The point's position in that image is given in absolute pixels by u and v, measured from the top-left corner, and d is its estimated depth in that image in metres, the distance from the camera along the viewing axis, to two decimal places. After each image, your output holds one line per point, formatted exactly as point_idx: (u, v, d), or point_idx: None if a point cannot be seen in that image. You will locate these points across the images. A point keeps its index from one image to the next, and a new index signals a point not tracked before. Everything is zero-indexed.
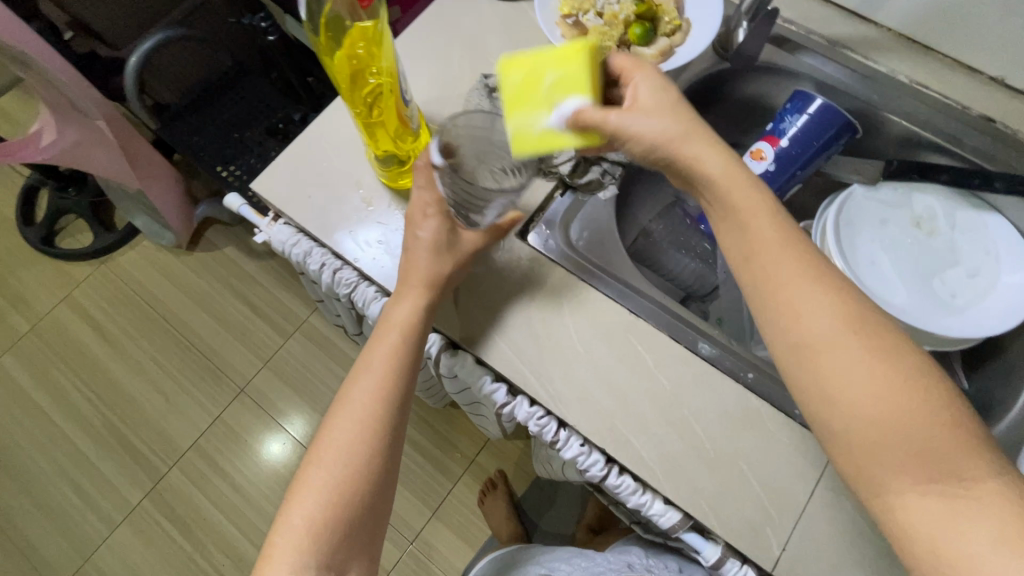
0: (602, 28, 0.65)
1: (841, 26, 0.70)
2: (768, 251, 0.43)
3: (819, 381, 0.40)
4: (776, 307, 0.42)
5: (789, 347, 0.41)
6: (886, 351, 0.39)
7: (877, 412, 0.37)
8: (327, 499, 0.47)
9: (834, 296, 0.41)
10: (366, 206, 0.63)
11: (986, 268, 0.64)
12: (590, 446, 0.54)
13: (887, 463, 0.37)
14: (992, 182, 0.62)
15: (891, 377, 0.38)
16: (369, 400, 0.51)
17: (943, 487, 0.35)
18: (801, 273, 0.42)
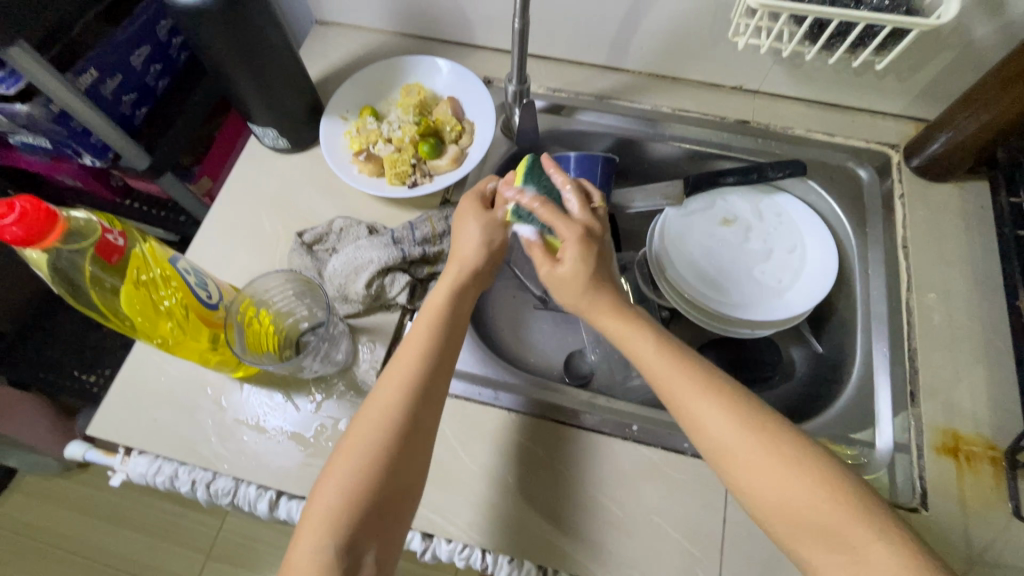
0: (393, 154, 0.69)
1: (602, 81, 0.78)
2: (664, 378, 0.48)
3: (735, 481, 0.44)
4: (687, 416, 0.47)
5: (710, 453, 0.46)
6: (775, 451, 0.43)
7: (784, 497, 0.42)
8: (330, 516, 0.44)
9: (730, 404, 0.46)
10: (218, 405, 0.60)
11: (794, 243, 0.73)
12: (519, 559, 0.53)
13: (803, 543, 0.42)
14: (767, 173, 0.71)
15: (796, 467, 0.43)
16: (419, 373, 0.50)
17: (847, 559, 0.40)
18: (689, 382, 0.47)
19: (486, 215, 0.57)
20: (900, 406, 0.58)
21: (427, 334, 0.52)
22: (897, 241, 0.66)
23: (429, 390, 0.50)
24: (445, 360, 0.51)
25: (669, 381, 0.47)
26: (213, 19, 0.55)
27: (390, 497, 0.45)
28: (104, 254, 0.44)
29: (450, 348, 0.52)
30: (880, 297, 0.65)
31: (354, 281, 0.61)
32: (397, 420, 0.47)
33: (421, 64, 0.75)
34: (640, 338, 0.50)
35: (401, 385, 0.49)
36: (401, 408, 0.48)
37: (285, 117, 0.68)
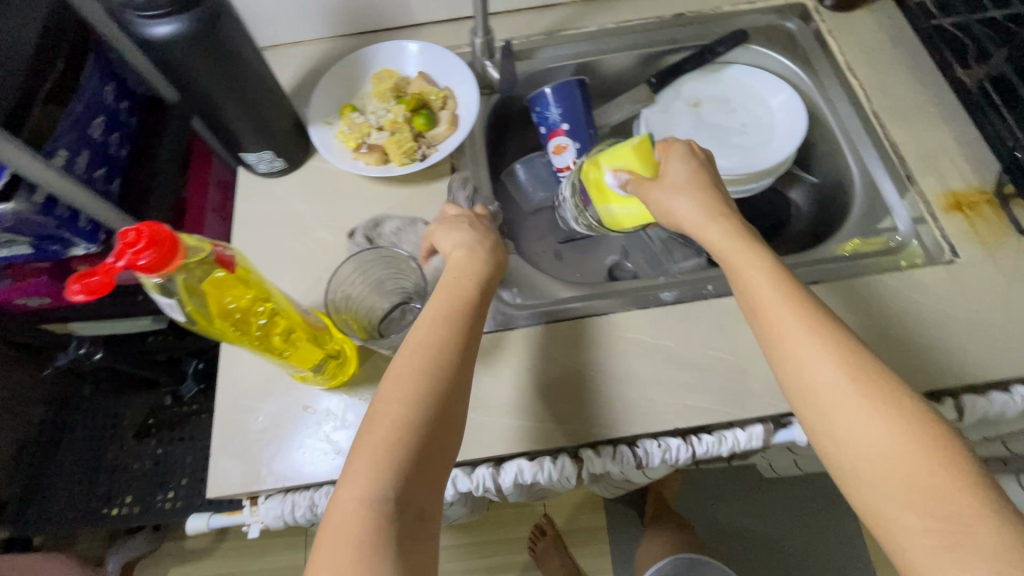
0: (392, 136, 0.70)
1: (545, 18, 0.82)
2: (777, 311, 0.49)
3: (825, 425, 0.45)
4: (788, 362, 0.47)
5: (801, 395, 0.47)
6: (888, 406, 0.44)
7: (873, 445, 0.43)
8: (375, 467, 0.44)
9: (837, 350, 0.46)
10: (327, 419, 0.59)
11: (760, 102, 0.81)
12: (664, 438, 0.58)
13: (889, 494, 0.41)
14: (717, 49, 0.80)
15: (895, 424, 0.43)
16: (436, 384, 0.48)
17: (939, 522, 0.39)
18: (806, 328, 0.47)
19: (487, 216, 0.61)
20: (903, 190, 0.67)
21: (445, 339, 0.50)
22: (843, 67, 0.76)
23: (462, 361, 0.50)
24: (475, 324, 0.53)
25: (782, 314, 0.48)
26: (193, 47, 0.54)
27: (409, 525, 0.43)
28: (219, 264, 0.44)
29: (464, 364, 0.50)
30: (850, 116, 0.74)
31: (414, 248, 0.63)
32: (411, 436, 0.46)
33: (381, 51, 0.76)
34: (753, 256, 0.52)
35: (433, 349, 0.50)
36: (414, 424, 0.46)
37: (274, 137, 0.67)
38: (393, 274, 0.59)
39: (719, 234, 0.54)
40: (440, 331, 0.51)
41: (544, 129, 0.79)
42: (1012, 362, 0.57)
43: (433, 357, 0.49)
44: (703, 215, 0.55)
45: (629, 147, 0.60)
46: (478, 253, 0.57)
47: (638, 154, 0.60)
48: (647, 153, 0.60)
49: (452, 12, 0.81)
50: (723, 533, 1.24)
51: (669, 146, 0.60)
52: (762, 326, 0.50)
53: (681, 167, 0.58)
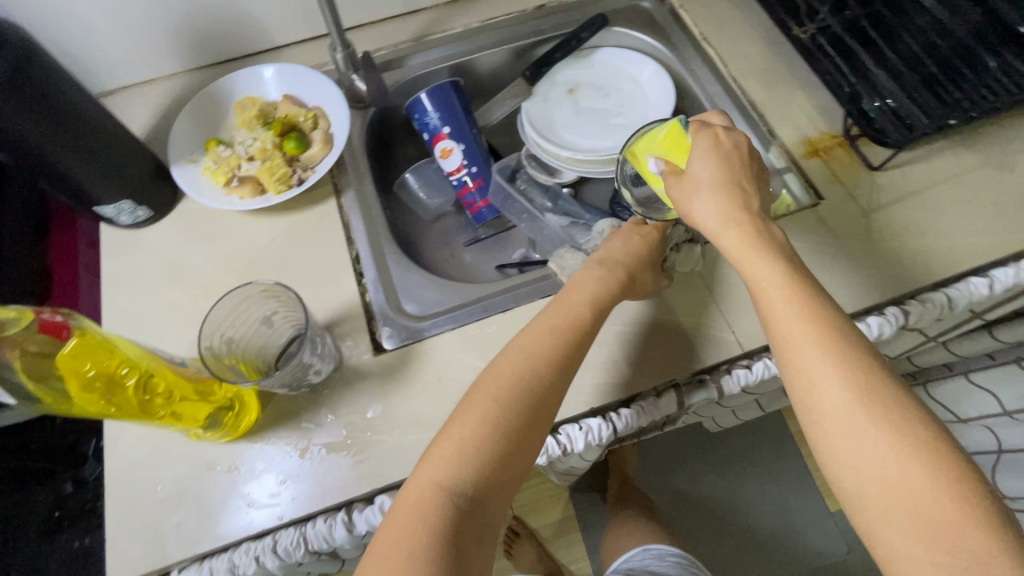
0: (264, 165, 0.67)
1: (410, 25, 0.82)
2: (787, 322, 0.44)
3: (829, 449, 0.41)
4: (797, 377, 0.43)
5: (808, 411, 0.42)
6: (899, 428, 0.39)
7: (884, 473, 0.38)
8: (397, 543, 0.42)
9: (850, 367, 0.41)
10: (236, 473, 0.55)
11: (630, 80, 0.84)
12: (586, 420, 0.58)
13: (894, 523, 0.37)
14: (582, 34, 0.82)
15: (909, 449, 0.38)
16: (495, 445, 0.46)
17: (945, 555, 0.35)
18: (822, 344, 0.42)
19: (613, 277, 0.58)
20: (767, 143, 0.72)
21: (523, 383, 0.49)
22: (698, 38, 0.80)
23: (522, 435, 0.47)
24: (548, 399, 0.49)
25: (791, 327, 0.44)
26: (2, 99, 0.49)
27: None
28: (48, 333, 0.42)
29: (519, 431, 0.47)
30: (711, 83, 0.78)
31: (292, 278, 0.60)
32: (434, 516, 0.43)
33: (241, 79, 0.73)
34: (763, 262, 0.47)
35: (493, 413, 0.47)
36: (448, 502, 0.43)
37: (130, 184, 0.63)
38: (278, 308, 0.55)
39: (728, 246, 0.49)
40: (503, 394, 0.48)
41: (427, 135, 0.79)
42: (883, 285, 0.61)
43: (492, 422, 0.47)
44: (737, 236, 0.49)
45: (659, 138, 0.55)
46: (550, 336, 0.53)
47: (672, 143, 0.54)
48: (678, 140, 0.54)
49: (312, 30, 0.79)
50: (685, 497, 1.28)
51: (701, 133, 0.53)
52: (771, 339, 0.45)
53: (710, 165, 0.51)
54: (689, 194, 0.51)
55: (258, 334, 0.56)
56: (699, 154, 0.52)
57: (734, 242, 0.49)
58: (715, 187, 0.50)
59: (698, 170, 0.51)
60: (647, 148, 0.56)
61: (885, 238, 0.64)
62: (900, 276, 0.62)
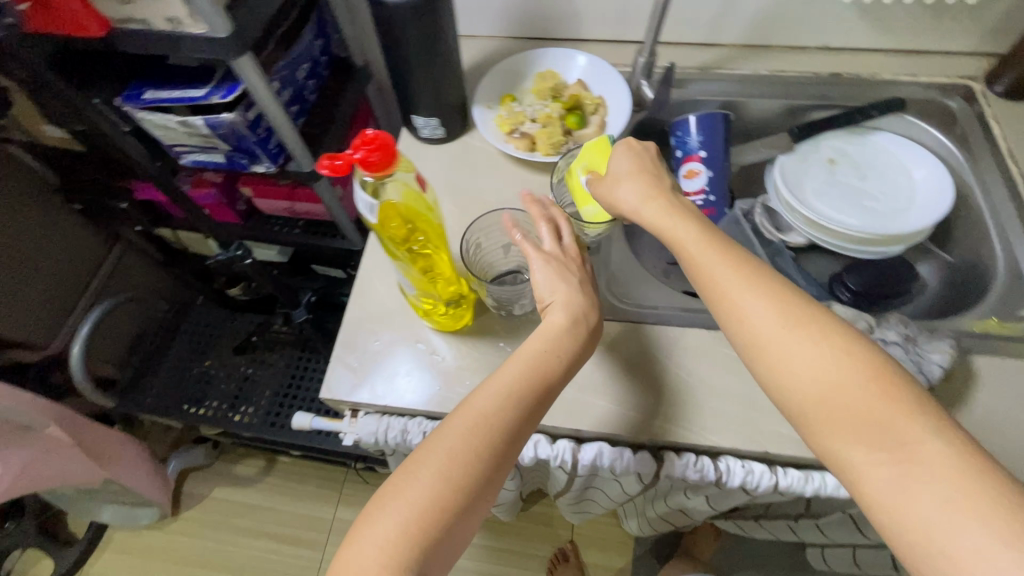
0: (544, 128, 0.77)
1: (703, 55, 0.88)
2: (716, 269, 0.48)
3: (832, 427, 0.42)
4: (727, 312, 0.47)
5: (746, 348, 0.46)
6: (880, 395, 0.41)
7: (826, 391, 0.42)
8: (421, 501, 0.43)
9: (772, 293, 0.46)
10: (435, 361, 0.64)
11: (902, 171, 0.81)
12: (750, 462, 0.58)
13: (847, 440, 0.41)
14: (871, 111, 0.81)
15: (833, 350, 0.43)
16: (500, 417, 0.47)
17: (896, 459, 0.39)
18: (805, 340, 0.44)
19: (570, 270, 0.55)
20: None
21: (539, 357, 0.50)
22: (1003, 153, 0.75)
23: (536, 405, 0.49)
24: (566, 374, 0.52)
25: (770, 334, 0.45)
26: (415, 12, 0.63)
27: (464, 522, 0.44)
28: None
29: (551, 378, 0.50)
30: (1005, 201, 0.72)
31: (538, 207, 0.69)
32: (487, 439, 0.46)
33: (549, 56, 0.84)
34: (696, 226, 0.52)
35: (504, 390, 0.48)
36: (493, 435, 0.46)
37: (444, 107, 0.76)
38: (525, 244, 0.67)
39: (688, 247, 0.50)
40: (517, 377, 0.49)
41: (680, 153, 0.83)
42: None
43: (498, 395, 0.48)
44: (699, 235, 0.50)
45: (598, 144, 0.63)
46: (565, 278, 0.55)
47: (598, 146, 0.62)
48: (602, 144, 0.63)
49: (619, 34, 0.88)
50: None
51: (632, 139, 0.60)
52: (685, 264, 0.50)
53: (643, 176, 0.55)
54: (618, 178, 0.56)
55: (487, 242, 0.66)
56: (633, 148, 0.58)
57: (703, 246, 0.49)
58: (646, 179, 0.55)
59: (620, 167, 0.57)
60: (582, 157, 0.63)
61: None
62: None
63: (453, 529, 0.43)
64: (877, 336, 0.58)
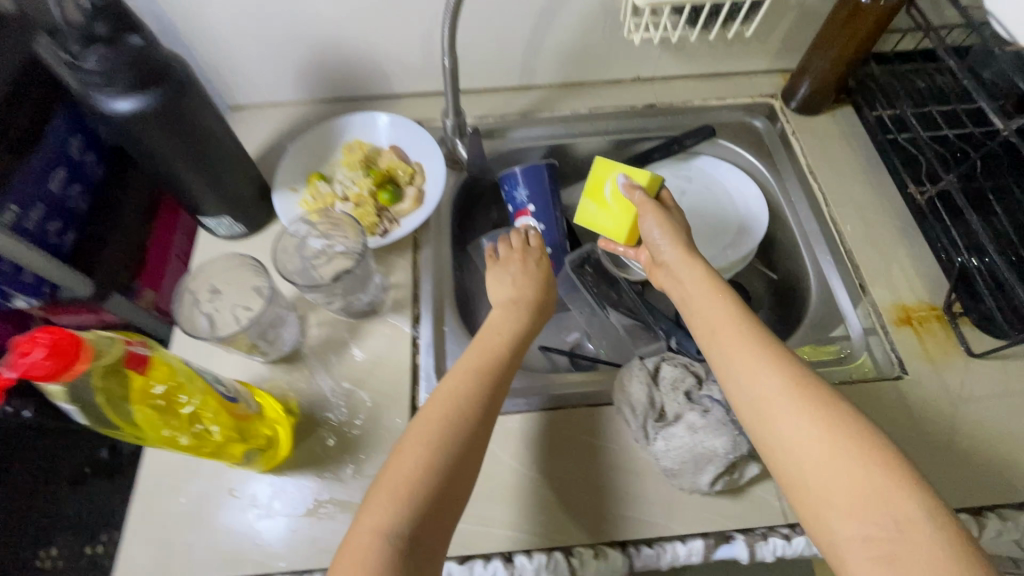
0: (355, 209, 0.70)
1: (521, 99, 0.84)
2: (728, 333, 0.54)
3: (799, 476, 0.45)
4: (737, 368, 0.51)
5: (749, 405, 0.49)
6: (867, 466, 0.43)
7: (824, 461, 0.44)
8: (395, 496, 0.47)
9: (781, 365, 0.50)
10: (253, 505, 0.57)
11: (723, 194, 0.82)
12: (603, 550, 0.54)
13: (835, 509, 0.43)
14: (684, 142, 0.82)
15: (836, 433, 0.45)
16: (446, 431, 0.50)
17: (880, 534, 0.41)
18: (810, 409, 0.47)
19: (518, 258, 0.68)
20: (857, 298, 0.68)
21: (468, 387, 0.54)
22: (804, 170, 0.78)
23: (480, 421, 0.53)
24: (492, 398, 0.54)
25: (770, 390, 0.49)
26: (155, 121, 0.54)
27: (431, 528, 0.46)
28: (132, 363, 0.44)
29: (502, 380, 0.56)
30: (809, 218, 0.75)
31: (291, 259, 0.67)
32: (428, 474, 0.48)
33: (354, 122, 0.77)
34: (713, 298, 0.58)
35: (452, 407, 0.52)
36: (451, 437, 0.50)
37: (235, 202, 0.67)
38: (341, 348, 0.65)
39: (681, 273, 0.62)
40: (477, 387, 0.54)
41: (512, 208, 0.80)
42: (953, 489, 0.56)
43: (460, 409, 0.52)
44: (704, 307, 0.57)
45: (649, 175, 0.70)
46: (515, 316, 0.63)
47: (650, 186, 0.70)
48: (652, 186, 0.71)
49: (430, 86, 0.83)
50: None
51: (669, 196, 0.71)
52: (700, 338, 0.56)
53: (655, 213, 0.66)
54: (663, 214, 0.67)
55: (201, 287, 0.60)
56: (647, 211, 0.67)
57: (720, 316, 0.55)
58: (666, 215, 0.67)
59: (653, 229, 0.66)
60: (628, 168, 0.71)
61: (971, 438, 0.58)
62: (980, 486, 0.56)
63: (422, 528, 0.46)
64: (703, 393, 0.58)
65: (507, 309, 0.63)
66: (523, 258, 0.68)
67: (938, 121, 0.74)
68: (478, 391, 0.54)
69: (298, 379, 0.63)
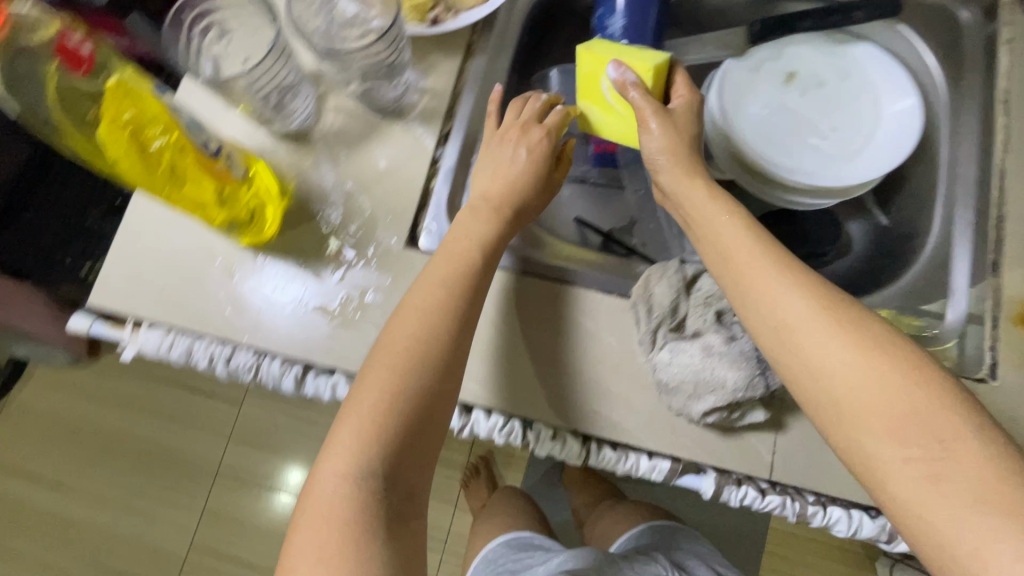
0: None
1: None
2: (743, 256, 0.44)
3: (834, 410, 0.39)
4: (754, 298, 0.43)
5: (769, 330, 0.42)
6: (897, 378, 0.38)
7: (854, 380, 0.39)
8: (366, 428, 0.43)
9: (800, 278, 0.43)
10: (227, 277, 0.54)
11: (868, 99, 0.63)
12: (562, 436, 0.51)
13: (870, 431, 0.38)
14: (855, 11, 0.61)
15: (861, 343, 0.39)
16: (434, 317, 0.46)
17: (924, 453, 0.36)
18: (828, 325, 0.40)
19: (530, 134, 0.53)
20: (978, 276, 0.53)
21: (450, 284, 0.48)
22: (998, 95, 0.57)
23: (459, 328, 0.47)
24: (481, 284, 0.49)
25: (795, 311, 0.41)
26: None
27: (411, 458, 0.44)
28: (70, 57, 0.41)
29: (478, 283, 0.48)
30: (969, 159, 0.57)
31: (314, 17, 0.54)
32: (399, 407, 0.43)
33: None
34: (722, 217, 0.46)
35: (419, 319, 0.46)
36: (414, 362, 0.45)
37: None
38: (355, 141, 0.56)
39: (687, 200, 0.49)
40: (451, 285, 0.48)
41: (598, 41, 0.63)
42: None
43: (429, 318, 0.46)
44: (725, 205, 0.47)
45: (649, 62, 0.50)
46: (485, 217, 0.51)
47: (656, 75, 0.51)
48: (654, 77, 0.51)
49: None
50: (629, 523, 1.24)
51: (685, 78, 0.52)
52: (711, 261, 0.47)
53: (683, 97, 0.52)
54: (668, 117, 0.50)
55: (206, 23, 0.51)
56: (645, 115, 0.49)
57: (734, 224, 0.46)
58: (677, 115, 0.50)
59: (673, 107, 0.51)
60: (624, 53, 0.51)
61: None
62: None
63: (400, 463, 0.43)
64: (737, 320, 0.48)
65: (529, 163, 0.52)
66: (545, 138, 0.53)
67: None
68: (444, 303, 0.47)
69: (300, 162, 0.56)
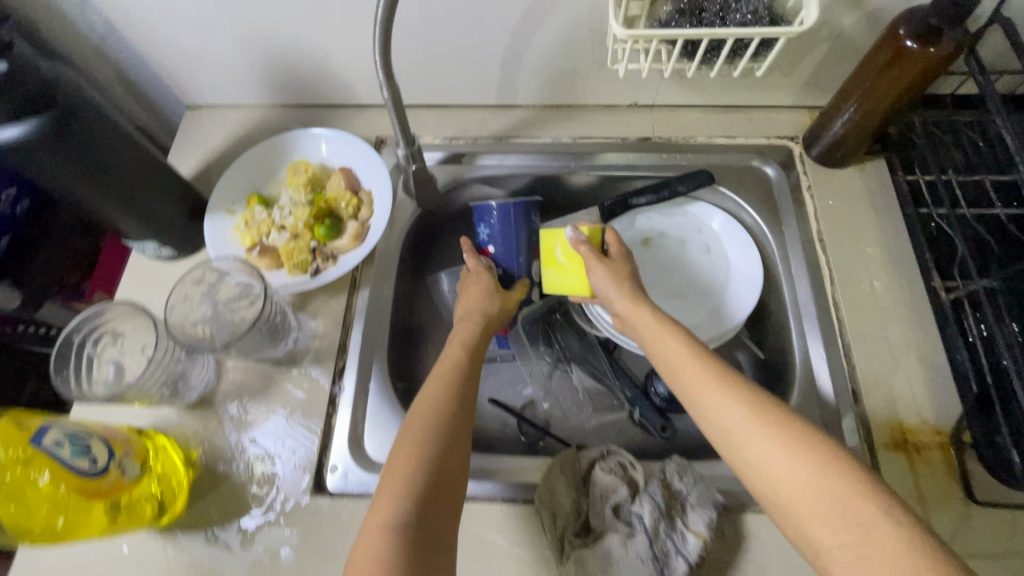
0: (289, 243, 0.64)
1: (498, 121, 0.75)
2: (685, 369, 0.50)
3: (772, 488, 0.41)
4: (699, 408, 0.48)
5: (714, 434, 0.46)
6: (817, 464, 0.40)
7: (786, 472, 0.41)
8: (399, 487, 0.45)
9: (732, 390, 0.47)
10: (136, 566, 0.53)
11: (714, 249, 0.72)
12: None
13: (803, 508, 0.39)
14: (677, 188, 0.70)
15: (791, 440, 0.42)
16: (439, 413, 0.50)
17: (850, 536, 0.37)
18: (757, 416, 0.44)
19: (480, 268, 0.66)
20: (845, 406, 0.57)
21: (453, 373, 0.54)
22: (813, 235, 0.66)
23: (461, 405, 0.52)
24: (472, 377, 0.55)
25: (724, 407, 0.46)
26: (45, 152, 0.48)
27: (434, 510, 0.45)
28: None
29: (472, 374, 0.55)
30: (807, 296, 0.64)
31: (197, 307, 0.58)
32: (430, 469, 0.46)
33: (302, 141, 0.71)
34: (665, 335, 0.53)
35: (439, 394, 0.52)
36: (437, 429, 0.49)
37: (162, 228, 0.62)
38: (259, 394, 0.60)
39: (624, 312, 0.57)
40: (453, 374, 0.54)
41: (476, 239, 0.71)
42: None
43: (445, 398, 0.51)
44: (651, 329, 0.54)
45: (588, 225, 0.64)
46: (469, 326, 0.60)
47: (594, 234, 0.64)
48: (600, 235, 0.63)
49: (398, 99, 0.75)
50: None
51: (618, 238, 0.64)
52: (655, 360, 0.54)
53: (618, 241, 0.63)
54: (610, 263, 0.60)
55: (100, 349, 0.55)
56: (592, 262, 0.60)
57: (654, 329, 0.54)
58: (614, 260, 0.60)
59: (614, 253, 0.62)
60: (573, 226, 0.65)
61: None
62: None
63: (426, 516, 0.44)
64: (633, 510, 0.51)
65: (487, 295, 0.64)
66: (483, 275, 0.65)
67: (990, 194, 0.61)
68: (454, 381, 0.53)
69: (205, 426, 0.59)
